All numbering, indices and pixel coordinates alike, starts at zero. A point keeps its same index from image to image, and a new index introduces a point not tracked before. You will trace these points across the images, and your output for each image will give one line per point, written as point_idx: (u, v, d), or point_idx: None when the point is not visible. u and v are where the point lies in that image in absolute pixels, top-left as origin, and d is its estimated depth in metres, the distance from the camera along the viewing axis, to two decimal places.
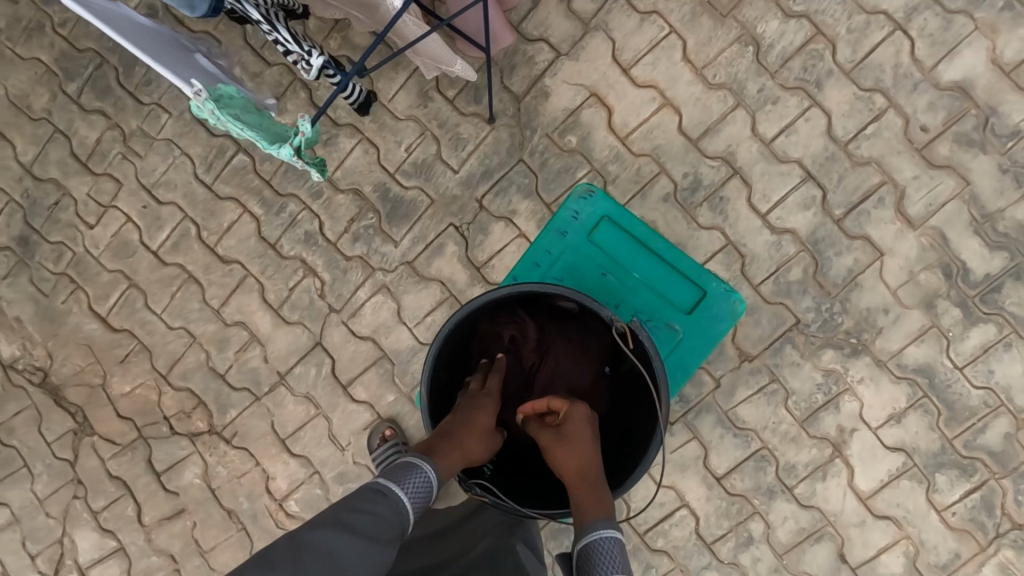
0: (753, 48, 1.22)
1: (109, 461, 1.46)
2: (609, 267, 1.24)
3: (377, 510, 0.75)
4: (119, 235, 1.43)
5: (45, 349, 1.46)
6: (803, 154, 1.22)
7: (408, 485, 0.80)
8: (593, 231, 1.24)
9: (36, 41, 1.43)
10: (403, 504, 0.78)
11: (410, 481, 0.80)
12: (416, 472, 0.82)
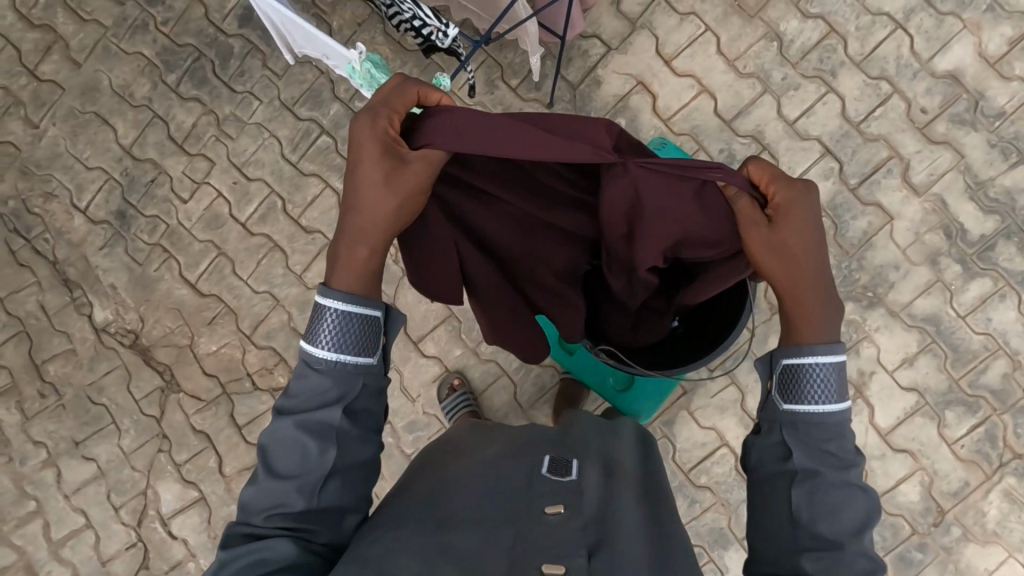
0: (776, 43, 1.43)
1: (194, 416, 1.58)
2: None
3: (312, 383, 0.76)
4: (210, 209, 1.58)
5: (137, 313, 1.60)
6: (822, 132, 1.42)
7: (331, 331, 0.75)
8: None
9: (141, 38, 1.61)
10: (332, 350, 0.75)
11: (322, 328, 0.75)
12: (334, 315, 0.76)
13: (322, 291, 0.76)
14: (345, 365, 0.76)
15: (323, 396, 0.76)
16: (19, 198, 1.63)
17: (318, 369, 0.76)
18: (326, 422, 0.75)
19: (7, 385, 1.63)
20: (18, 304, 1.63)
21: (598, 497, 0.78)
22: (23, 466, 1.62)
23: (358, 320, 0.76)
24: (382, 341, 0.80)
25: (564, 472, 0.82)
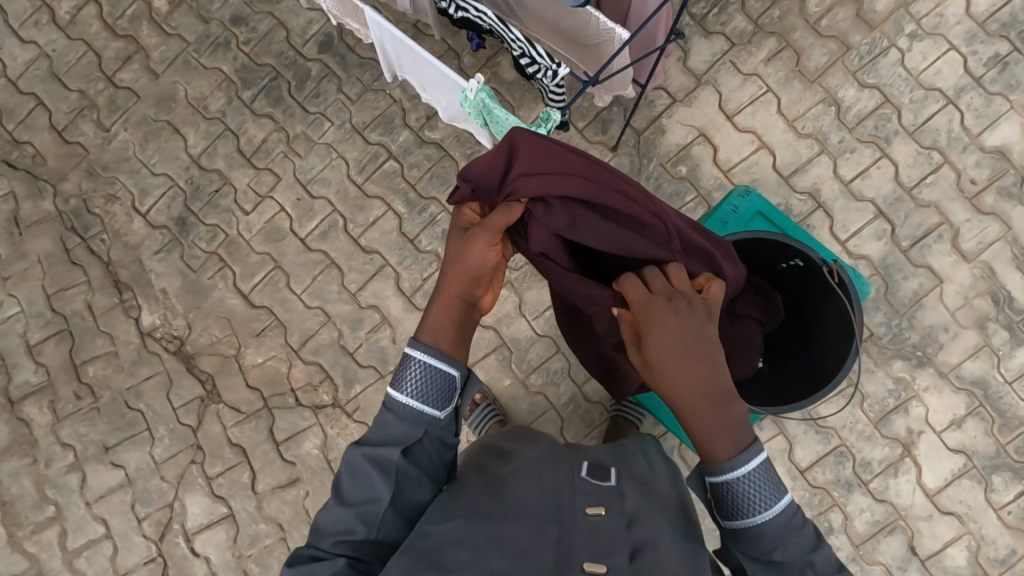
0: (834, 108, 1.51)
1: (231, 428, 1.55)
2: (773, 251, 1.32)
3: (389, 422, 0.85)
4: (270, 222, 1.60)
5: (186, 320, 1.59)
6: (876, 195, 1.48)
7: (414, 378, 0.85)
8: (750, 223, 1.34)
9: (221, 55, 1.66)
10: (412, 395, 0.85)
11: (407, 376, 0.86)
12: (419, 367, 0.86)
13: (411, 344, 0.86)
14: (414, 411, 0.85)
15: (406, 441, 0.85)
16: (81, 197, 1.65)
17: (404, 410, 0.85)
18: (387, 457, 0.83)
19: (43, 383, 1.60)
20: (65, 301, 1.62)
21: (634, 504, 0.87)
22: (47, 468, 1.58)
23: (436, 374, 0.85)
24: (456, 399, 0.89)
25: (603, 477, 0.91)
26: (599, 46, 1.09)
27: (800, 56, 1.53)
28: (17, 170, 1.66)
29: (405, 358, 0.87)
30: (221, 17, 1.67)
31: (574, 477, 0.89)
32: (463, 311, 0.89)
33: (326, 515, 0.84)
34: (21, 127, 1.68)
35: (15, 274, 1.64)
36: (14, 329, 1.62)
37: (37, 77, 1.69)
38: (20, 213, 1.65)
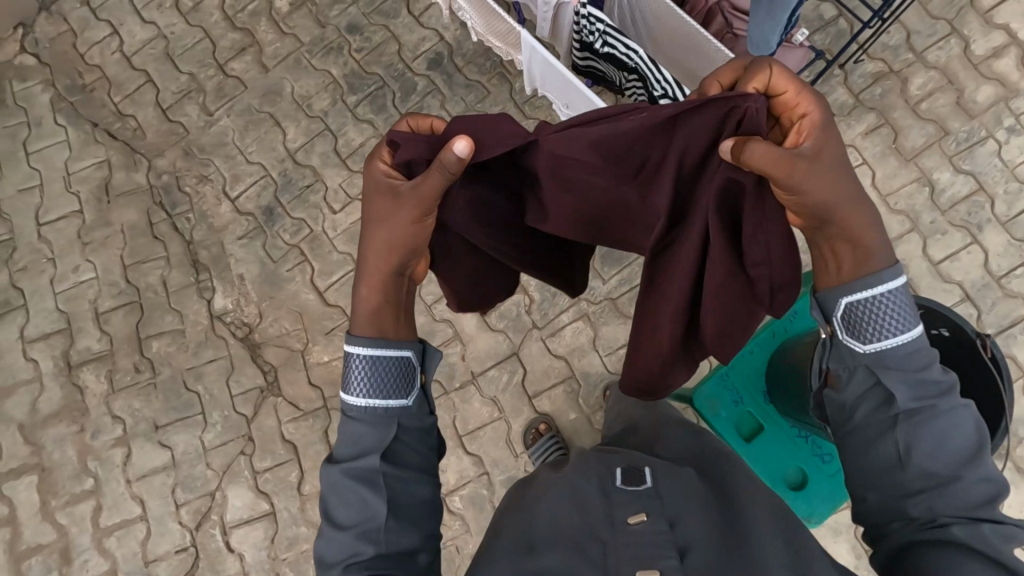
0: (928, 188, 1.53)
1: (286, 424, 1.52)
2: None
3: (353, 427, 0.79)
4: (356, 224, 1.61)
5: (258, 308, 1.59)
6: (964, 279, 1.48)
7: (365, 372, 0.79)
8: None
9: (332, 58, 1.71)
10: (360, 389, 0.79)
11: (353, 377, 0.79)
12: (369, 359, 0.79)
13: (349, 341, 0.80)
14: (378, 409, 0.79)
15: (373, 440, 0.78)
16: (174, 175, 1.67)
17: (359, 412, 0.79)
18: (370, 468, 0.77)
19: (105, 352, 1.59)
20: (140, 274, 1.63)
21: (677, 504, 0.78)
22: (93, 439, 1.55)
23: (386, 364, 0.80)
24: (418, 378, 0.83)
25: (638, 482, 0.82)
26: None
27: (898, 134, 1.56)
28: (117, 141, 1.70)
29: (346, 367, 0.81)
30: (338, 23, 1.73)
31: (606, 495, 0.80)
32: (399, 286, 0.85)
33: (328, 548, 0.77)
34: (127, 100, 1.72)
35: (96, 240, 1.65)
36: (85, 295, 1.63)
37: (151, 56, 1.75)
38: (112, 182, 1.68)
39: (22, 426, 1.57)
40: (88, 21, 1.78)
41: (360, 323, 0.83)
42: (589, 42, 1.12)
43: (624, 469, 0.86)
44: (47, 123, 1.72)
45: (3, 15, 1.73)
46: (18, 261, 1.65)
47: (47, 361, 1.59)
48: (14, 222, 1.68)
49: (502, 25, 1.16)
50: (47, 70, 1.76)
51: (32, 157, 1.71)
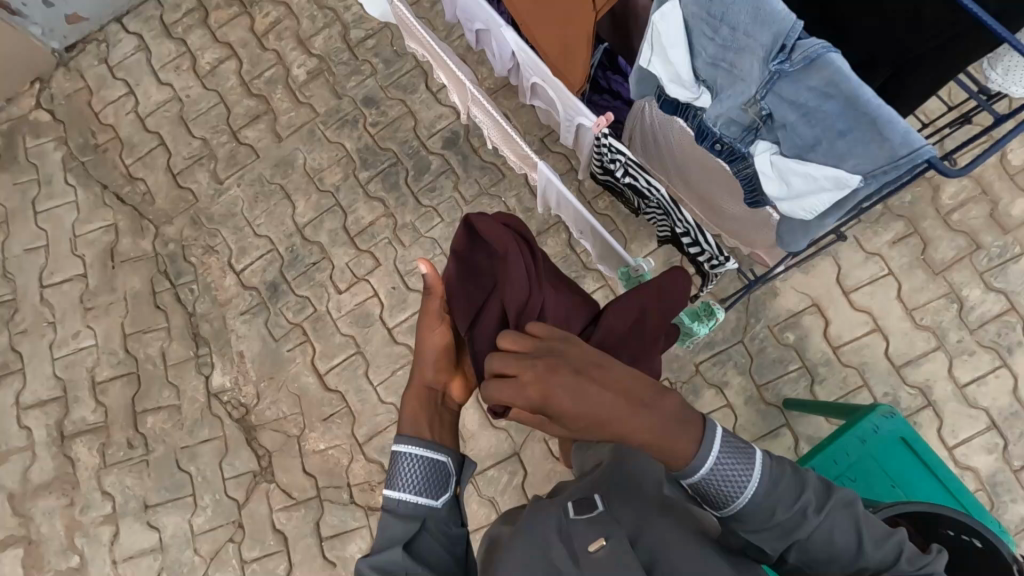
0: (957, 305, 1.46)
1: (277, 512, 1.49)
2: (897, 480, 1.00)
3: (388, 525, 0.75)
4: (361, 306, 1.57)
5: (256, 389, 1.55)
6: (991, 405, 1.41)
7: (412, 469, 0.77)
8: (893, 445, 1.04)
9: (347, 131, 1.68)
10: (406, 487, 0.76)
11: (401, 472, 0.77)
12: (416, 460, 0.78)
13: (398, 441, 0.79)
14: (417, 506, 0.76)
15: (410, 539, 0.75)
16: (181, 243, 1.65)
17: (404, 509, 0.76)
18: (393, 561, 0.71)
19: (99, 423, 1.56)
20: (140, 345, 1.60)
21: (632, 524, 0.76)
22: (82, 514, 1.52)
23: (432, 463, 0.78)
24: (453, 488, 0.81)
25: (591, 509, 0.79)
26: (758, 234, 1.07)
27: (928, 245, 1.49)
28: (125, 205, 1.68)
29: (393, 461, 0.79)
30: (355, 95, 1.70)
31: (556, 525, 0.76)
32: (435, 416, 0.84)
33: None
34: (138, 163, 1.70)
35: (98, 306, 1.63)
36: (83, 362, 1.60)
37: (165, 118, 1.73)
38: (118, 247, 1.65)
39: (12, 495, 1.54)
40: (104, 79, 1.76)
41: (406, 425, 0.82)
42: (610, 167, 1.05)
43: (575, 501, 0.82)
44: (57, 182, 1.70)
45: (19, 71, 1.72)
46: (19, 323, 1.63)
47: (40, 430, 1.56)
48: (17, 282, 1.65)
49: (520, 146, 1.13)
50: (61, 127, 1.74)
51: (40, 216, 1.68)
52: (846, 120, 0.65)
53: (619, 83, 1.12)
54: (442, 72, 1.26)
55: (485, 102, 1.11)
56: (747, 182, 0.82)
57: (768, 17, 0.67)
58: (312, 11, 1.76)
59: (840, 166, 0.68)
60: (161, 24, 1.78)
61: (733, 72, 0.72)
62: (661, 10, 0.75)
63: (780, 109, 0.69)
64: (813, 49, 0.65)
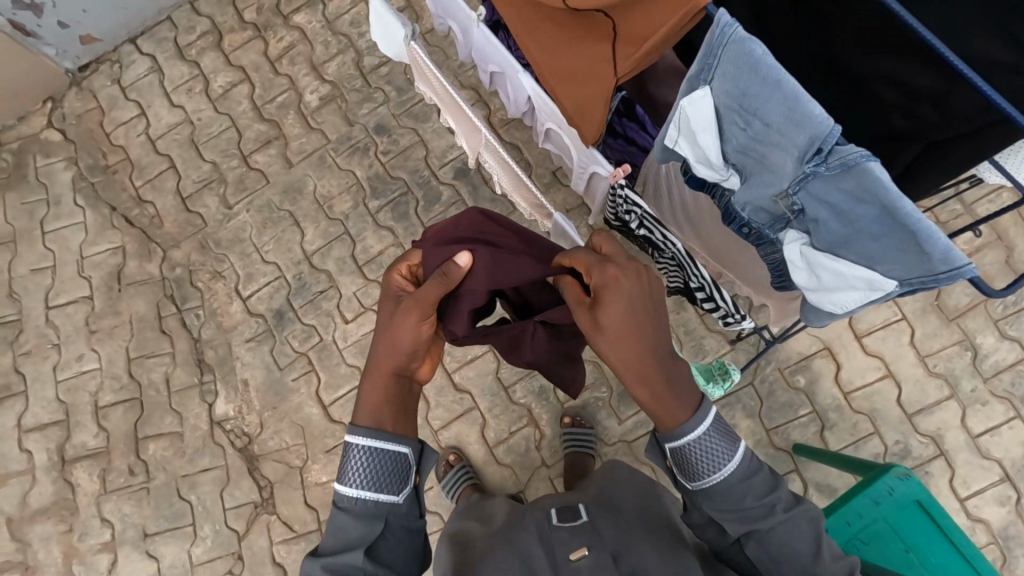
0: (970, 352, 1.44)
1: (277, 545, 1.47)
2: (912, 545, 0.98)
3: (343, 520, 0.78)
4: (367, 337, 1.56)
5: (259, 418, 1.54)
6: (1004, 456, 1.39)
7: (368, 461, 0.79)
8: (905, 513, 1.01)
9: (357, 159, 1.67)
10: (360, 482, 0.78)
11: (353, 466, 0.79)
12: (374, 453, 0.79)
13: (350, 431, 0.80)
14: (373, 502, 0.78)
15: (364, 535, 0.78)
16: (188, 268, 1.64)
17: (357, 505, 0.78)
18: (355, 561, 0.75)
19: (100, 449, 1.55)
20: (143, 370, 1.58)
21: (616, 533, 0.85)
22: (80, 541, 1.50)
23: (386, 457, 0.80)
24: (412, 476, 0.83)
25: (574, 518, 0.90)
26: (772, 291, 1.03)
27: (941, 290, 1.47)
28: (133, 228, 1.67)
29: (344, 450, 0.80)
30: (366, 122, 1.69)
31: (544, 530, 0.87)
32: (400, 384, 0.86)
33: None
34: (147, 185, 1.70)
35: (103, 329, 1.61)
36: (86, 386, 1.58)
37: (175, 141, 1.72)
38: (124, 270, 1.65)
39: (9, 520, 1.52)
40: (116, 100, 1.76)
41: (362, 415, 0.82)
42: (626, 219, 1.04)
43: (558, 509, 0.94)
44: (66, 203, 1.70)
45: (32, 90, 1.71)
46: (23, 344, 1.62)
47: (41, 454, 1.55)
48: (22, 303, 1.64)
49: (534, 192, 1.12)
50: (71, 147, 1.74)
51: (48, 237, 1.68)
52: (881, 226, 0.59)
53: (634, 130, 1.07)
54: (456, 114, 1.25)
55: (501, 149, 1.13)
56: (775, 266, 0.82)
57: (803, 120, 0.59)
58: (325, 37, 1.75)
59: (873, 267, 0.64)
60: (175, 46, 1.78)
61: (762, 163, 0.66)
62: (685, 96, 0.68)
63: (812, 207, 0.64)
64: (849, 157, 0.58)
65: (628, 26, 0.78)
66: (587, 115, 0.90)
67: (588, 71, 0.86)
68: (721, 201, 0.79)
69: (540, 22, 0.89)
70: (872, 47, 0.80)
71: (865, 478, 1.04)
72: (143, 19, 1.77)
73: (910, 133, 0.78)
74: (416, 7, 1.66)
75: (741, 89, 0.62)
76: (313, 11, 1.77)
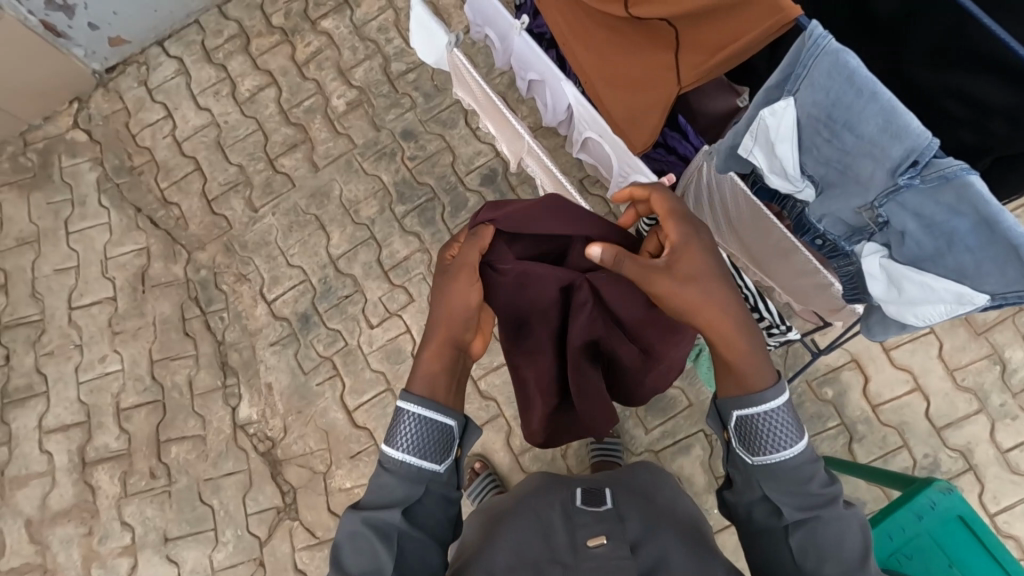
0: (999, 366, 1.44)
1: (300, 551, 1.45)
2: (957, 561, 0.97)
3: (383, 481, 0.77)
4: (393, 342, 1.55)
5: (283, 423, 1.53)
6: None
7: (415, 431, 0.77)
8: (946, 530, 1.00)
9: (384, 164, 1.67)
10: (405, 447, 0.77)
11: (401, 430, 0.78)
12: (419, 423, 0.78)
13: (402, 397, 0.79)
14: (415, 470, 0.77)
15: (405, 500, 0.76)
16: (212, 270, 1.64)
17: (400, 470, 0.76)
18: (388, 523, 0.74)
19: (122, 451, 1.53)
20: (167, 372, 1.58)
21: (638, 522, 0.84)
22: (100, 544, 1.48)
23: (434, 428, 0.78)
24: (455, 450, 0.81)
25: (598, 502, 0.90)
26: (813, 299, 1.01)
27: None
28: (158, 229, 1.67)
29: (395, 413, 0.79)
30: (393, 127, 1.69)
31: (569, 515, 0.86)
32: (456, 359, 0.84)
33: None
34: (173, 187, 1.70)
35: (127, 330, 1.61)
36: (108, 388, 1.58)
37: (201, 143, 1.72)
38: (149, 272, 1.64)
39: (30, 521, 1.50)
40: (143, 102, 1.76)
41: (419, 379, 0.81)
42: None
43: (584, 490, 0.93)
44: (91, 203, 1.69)
45: (59, 91, 1.72)
46: (46, 344, 1.61)
47: (61, 455, 1.54)
48: (46, 302, 1.63)
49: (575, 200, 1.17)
50: (97, 148, 1.73)
51: (72, 237, 1.67)
52: (977, 238, 0.66)
53: (675, 139, 1.10)
54: (498, 121, 1.30)
55: (545, 157, 1.18)
56: (848, 277, 0.89)
57: (900, 131, 0.66)
58: (353, 42, 1.76)
59: (962, 281, 0.70)
60: (203, 49, 1.78)
61: (847, 174, 0.74)
62: (771, 106, 0.75)
63: (899, 217, 0.71)
64: (950, 169, 0.64)
65: (700, 38, 0.85)
66: (643, 118, 0.95)
67: (651, 76, 0.92)
68: (794, 213, 0.92)
69: (604, 30, 0.95)
70: (937, 64, 0.84)
71: (906, 493, 1.03)
72: (172, 22, 1.78)
73: (981, 145, 0.83)
74: (445, 15, 1.67)
75: (833, 101, 0.69)
76: (341, 16, 1.78)
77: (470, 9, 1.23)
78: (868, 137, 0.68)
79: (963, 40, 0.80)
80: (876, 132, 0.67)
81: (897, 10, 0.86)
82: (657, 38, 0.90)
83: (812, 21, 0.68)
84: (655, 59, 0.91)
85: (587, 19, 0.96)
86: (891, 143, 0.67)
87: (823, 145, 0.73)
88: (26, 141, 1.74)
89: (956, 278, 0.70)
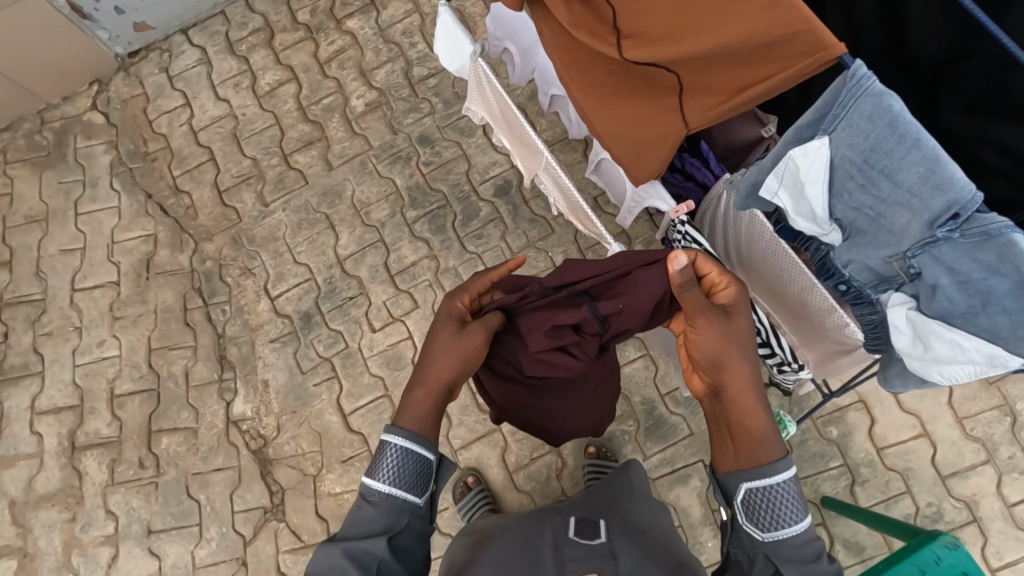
0: (1010, 419, 1.40)
1: (282, 554, 1.43)
2: None
3: (364, 514, 0.79)
4: (394, 347, 1.53)
5: (277, 422, 1.51)
6: None
7: (396, 464, 0.80)
8: None
9: (399, 168, 1.66)
10: (383, 474, 0.79)
11: (384, 463, 0.80)
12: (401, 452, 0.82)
13: (388, 430, 0.81)
14: (396, 500, 0.79)
15: (390, 529, 0.78)
16: (218, 262, 1.62)
17: (382, 503, 0.79)
18: (369, 554, 0.76)
19: (112, 438, 1.52)
20: (163, 361, 1.56)
21: (630, 552, 0.84)
22: (82, 531, 1.46)
23: (411, 461, 0.80)
24: (432, 485, 0.83)
25: (592, 535, 0.89)
26: (825, 338, 0.99)
27: None
28: (167, 217, 1.66)
29: (378, 448, 0.81)
30: (411, 131, 1.68)
31: (561, 540, 0.88)
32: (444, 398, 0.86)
33: None
34: (186, 175, 1.69)
35: (128, 316, 1.59)
36: (104, 372, 1.56)
37: (218, 134, 1.72)
38: (154, 259, 1.63)
39: (13, 503, 1.48)
40: (162, 88, 1.76)
41: (407, 416, 0.83)
42: (682, 255, 1.03)
43: (578, 520, 0.94)
44: (102, 186, 1.69)
45: (80, 72, 1.72)
46: (45, 325, 1.59)
47: (51, 439, 1.52)
48: (48, 282, 1.62)
49: (589, 220, 1.14)
50: (113, 131, 1.73)
51: (81, 219, 1.67)
52: (1014, 300, 0.65)
53: (694, 166, 1.09)
54: (515, 136, 1.28)
55: (562, 175, 1.14)
56: (870, 326, 0.87)
57: (943, 182, 0.64)
58: (376, 44, 1.75)
59: (995, 342, 0.70)
60: (227, 40, 1.78)
61: (879, 221, 0.72)
62: (803, 146, 0.73)
63: (932, 270, 0.70)
64: (993, 226, 0.63)
65: (714, 79, 0.83)
66: (650, 154, 0.92)
67: (653, 121, 0.89)
68: (817, 255, 0.89)
69: (600, 73, 0.92)
70: (976, 111, 0.83)
71: (910, 546, 1.00)
72: (197, 11, 1.78)
73: (1012, 199, 0.82)
74: (471, 23, 1.66)
75: (873, 144, 0.68)
76: (366, 18, 1.77)
77: (489, 18, 1.21)
78: (907, 186, 0.67)
79: (1005, 92, 0.80)
80: (917, 181, 0.66)
81: (939, 53, 0.85)
82: (661, 82, 0.87)
83: (857, 60, 0.67)
84: (660, 103, 0.88)
85: (583, 62, 0.93)
86: (933, 193, 0.65)
87: (853, 192, 0.72)
88: (43, 120, 1.74)
89: (986, 337, 0.70)
